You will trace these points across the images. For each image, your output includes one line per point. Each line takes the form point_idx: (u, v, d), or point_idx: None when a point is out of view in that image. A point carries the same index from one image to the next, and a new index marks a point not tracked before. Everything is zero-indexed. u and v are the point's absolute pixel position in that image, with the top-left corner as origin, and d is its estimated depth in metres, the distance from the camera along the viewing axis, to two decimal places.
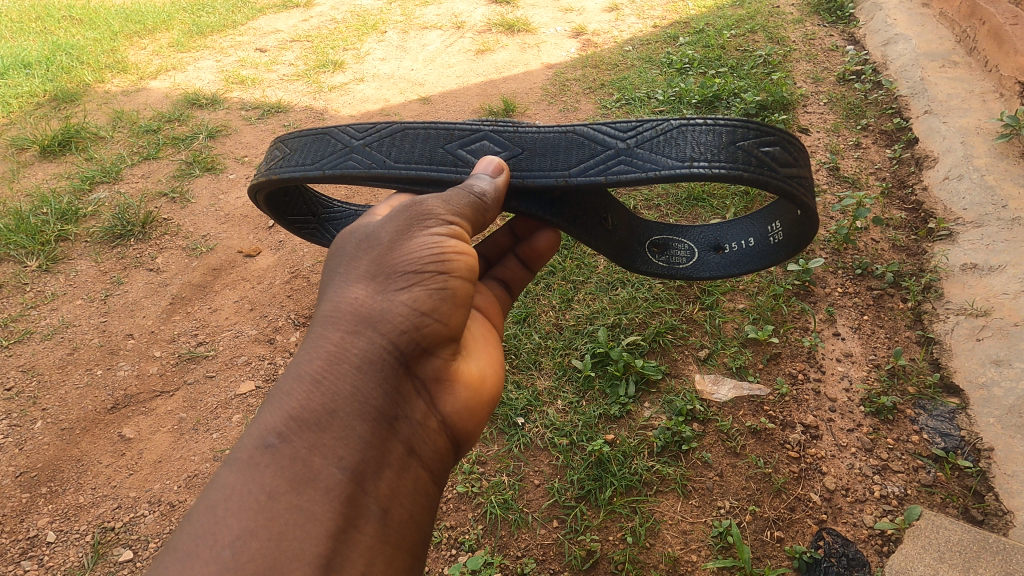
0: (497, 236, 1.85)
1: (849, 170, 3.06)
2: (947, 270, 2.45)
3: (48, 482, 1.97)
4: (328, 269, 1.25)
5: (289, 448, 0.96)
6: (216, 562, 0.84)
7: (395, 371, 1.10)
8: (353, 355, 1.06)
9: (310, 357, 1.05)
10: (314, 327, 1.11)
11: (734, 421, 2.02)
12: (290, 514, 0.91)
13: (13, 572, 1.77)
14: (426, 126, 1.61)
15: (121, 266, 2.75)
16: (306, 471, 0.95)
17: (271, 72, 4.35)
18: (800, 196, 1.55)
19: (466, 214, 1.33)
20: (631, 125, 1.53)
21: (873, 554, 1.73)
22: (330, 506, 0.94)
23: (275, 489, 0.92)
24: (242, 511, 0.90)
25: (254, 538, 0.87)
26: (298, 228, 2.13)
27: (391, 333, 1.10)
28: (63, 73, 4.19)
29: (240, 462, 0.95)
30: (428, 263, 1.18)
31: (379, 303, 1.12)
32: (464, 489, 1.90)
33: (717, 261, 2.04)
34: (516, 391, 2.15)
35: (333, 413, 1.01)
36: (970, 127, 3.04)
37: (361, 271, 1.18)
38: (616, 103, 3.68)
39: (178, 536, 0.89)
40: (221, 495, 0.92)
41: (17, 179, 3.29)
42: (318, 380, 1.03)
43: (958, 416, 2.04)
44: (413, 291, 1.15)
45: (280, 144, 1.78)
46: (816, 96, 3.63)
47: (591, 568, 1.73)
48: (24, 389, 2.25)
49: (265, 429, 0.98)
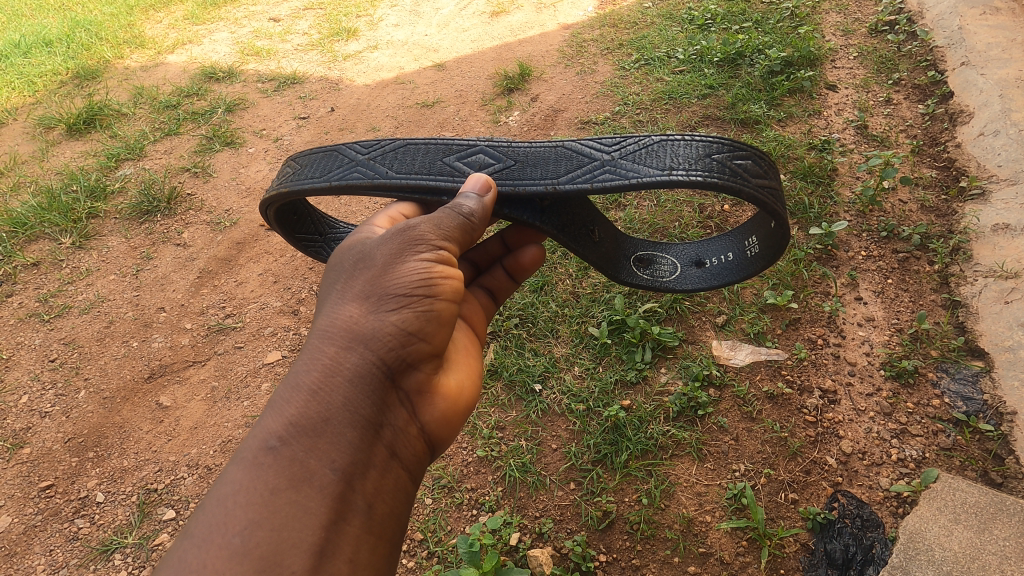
0: (490, 243, 1.84)
1: (878, 128, 2.95)
2: (977, 231, 2.38)
3: (94, 448, 2.10)
4: (325, 283, 1.28)
5: (289, 450, 1.02)
6: (228, 548, 0.92)
7: (383, 383, 1.15)
8: (347, 366, 1.11)
9: (308, 367, 1.11)
10: (310, 340, 1.16)
11: (751, 386, 2.04)
12: (289, 508, 0.97)
13: (68, 529, 1.90)
14: (426, 141, 1.63)
15: (150, 241, 2.84)
16: (303, 470, 1.01)
17: (285, 42, 4.33)
18: (771, 206, 1.56)
19: (455, 237, 1.33)
20: (615, 140, 1.55)
21: (888, 515, 1.75)
22: (324, 503, 1.00)
23: (276, 486, 0.99)
24: (248, 504, 0.96)
25: (260, 527, 0.94)
26: (305, 246, 2.15)
27: (380, 349, 1.14)
28: (84, 51, 4.24)
29: (245, 460, 1.01)
30: (416, 287, 1.19)
31: (371, 322, 1.15)
32: (484, 453, 1.97)
33: (698, 275, 2.03)
34: (533, 358, 2.19)
35: (328, 420, 1.06)
36: (1010, 78, 2.90)
37: (355, 288, 1.21)
38: (635, 63, 3.58)
39: (193, 524, 0.96)
40: (227, 490, 0.98)
41: (46, 158, 3.37)
42: (316, 390, 1.08)
43: (982, 379, 2.01)
44: (403, 312, 1.18)
45: (291, 162, 1.79)
46: (846, 49, 3.47)
47: (607, 528, 1.78)
48: (66, 360, 2.37)
49: (267, 433, 1.04)
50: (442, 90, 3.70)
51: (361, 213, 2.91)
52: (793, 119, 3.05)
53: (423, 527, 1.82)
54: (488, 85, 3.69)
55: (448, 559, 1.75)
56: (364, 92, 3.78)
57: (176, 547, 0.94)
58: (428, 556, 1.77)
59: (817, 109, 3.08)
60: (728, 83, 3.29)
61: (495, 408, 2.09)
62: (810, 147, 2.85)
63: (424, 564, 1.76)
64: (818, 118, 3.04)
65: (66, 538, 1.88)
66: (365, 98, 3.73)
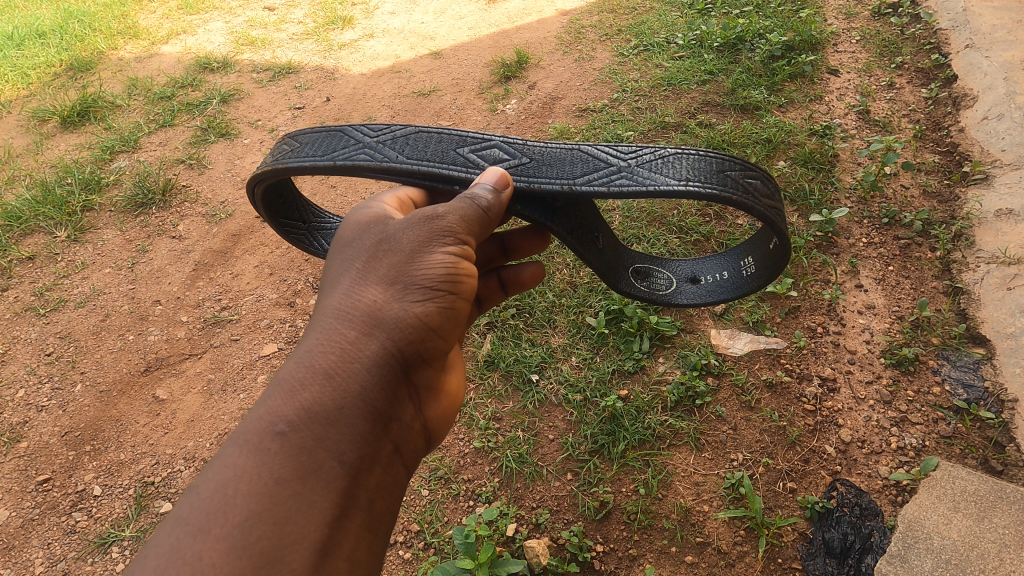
0: (487, 244, 1.78)
1: (880, 113, 2.91)
2: (980, 217, 2.35)
3: (91, 441, 2.09)
4: (342, 256, 1.24)
5: (298, 438, 1.00)
6: (227, 539, 0.90)
7: (396, 377, 1.14)
8: (364, 355, 1.09)
9: (324, 349, 1.08)
10: (326, 319, 1.13)
11: (750, 375, 2.02)
12: (294, 500, 0.96)
13: (66, 522, 1.90)
14: (439, 130, 1.61)
15: (145, 234, 2.83)
16: (311, 462, 1.00)
17: (280, 31, 4.29)
18: (778, 225, 1.53)
19: (478, 234, 1.30)
20: (631, 148, 1.51)
21: (887, 504, 1.74)
22: (329, 498, 0.99)
23: (283, 476, 0.97)
24: (250, 493, 0.95)
25: (261, 520, 0.93)
26: (287, 232, 2.12)
27: (398, 342, 1.13)
28: (78, 42, 4.19)
29: (249, 444, 0.99)
30: (440, 282, 1.18)
31: (393, 310, 1.13)
32: (481, 444, 1.96)
33: (693, 292, 1.98)
34: (531, 349, 2.18)
35: (342, 410, 1.04)
36: (1015, 61, 2.85)
37: (378, 271, 1.17)
38: (633, 50, 3.53)
39: (186, 506, 0.94)
40: (231, 474, 0.96)
41: (40, 150, 3.34)
42: (331, 375, 1.06)
43: (983, 366, 1.98)
44: (425, 305, 1.16)
45: (289, 140, 1.75)
46: (848, 33, 3.42)
47: (605, 518, 1.77)
48: (62, 354, 2.36)
49: (277, 416, 1.02)
50: (439, 79, 3.65)
51: (357, 203, 2.89)
52: (794, 105, 3.01)
53: (421, 518, 1.81)
54: (485, 72, 3.64)
55: (445, 550, 1.75)
56: (359, 81, 3.74)
57: (167, 530, 0.92)
58: (425, 547, 1.76)
59: (818, 94, 3.04)
60: (729, 68, 3.24)
61: (492, 399, 2.08)
62: (811, 133, 2.81)
63: (421, 556, 1.75)
64: (819, 103, 3.00)
65: (65, 531, 1.88)
66: (361, 87, 3.69)
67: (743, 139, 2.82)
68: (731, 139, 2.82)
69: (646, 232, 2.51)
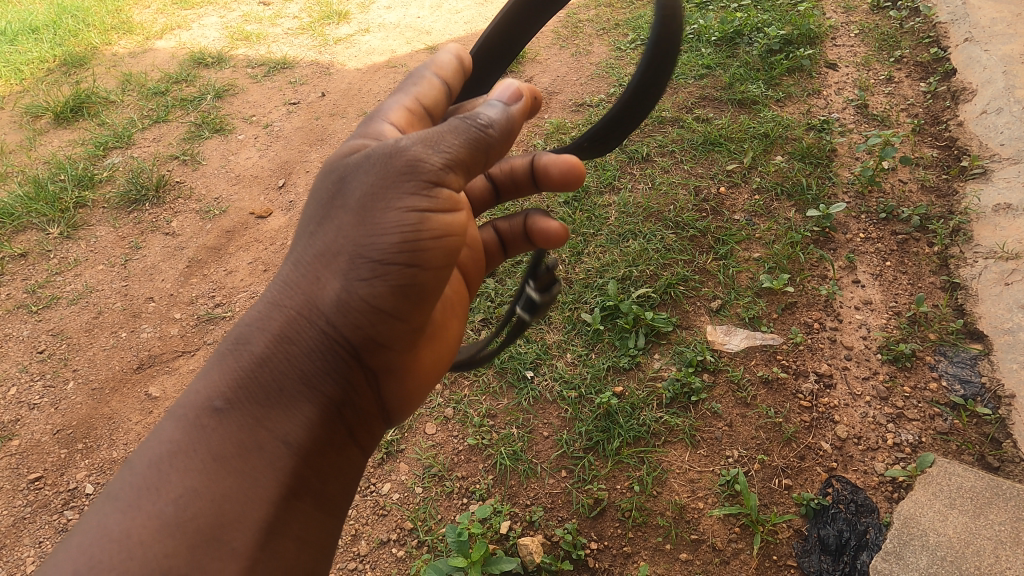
0: (474, 187, 1.64)
1: (878, 107, 2.89)
2: (978, 211, 2.33)
3: (83, 439, 2.08)
4: (306, 212, 1.20)
5: (236, 415, 1.05)
6: (160, 516, 0.95)
7: (348, 358, 1.13)
8: (307, 338, 1.10)
9: (270, 328, 1.11)
10: (277, 292, 1.14)
11: (746, 371, 2.01)
12: (232, 479, 1.01)
13: (59, 521, 1.89)
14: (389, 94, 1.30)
15: (139, 230, 2.81)
16: (253, 442, 1.04)
17: (275, 26, 4.26)
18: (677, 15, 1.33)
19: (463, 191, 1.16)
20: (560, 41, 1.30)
21: (883, 500, 1.73)
22: (271, 477, 1.03)
23: (222, 454, 1.02)
24: (186, 470, 1.00)
25: (196, 498, 0.98)
26: None
27: (346, 322, 1.11)
28: (71, 37, 4.16)
29: (189, 421, 1.05)
30: (399, 252, 1.07)
31: (342, 286, 1.10)
32: (475, 441, 1.95)
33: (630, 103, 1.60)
34: (526, 345, 2.16)
35: (283, 389, 1.08)
36: (1015, 54, 2.82)
37: (330, 235, 1.12)
38: (631, 44, 3.50)
39: (123, 481, 1.00)
40: (165, 450, 1.01)
41: (33, 146, 3.32)
42: (275, 356, 1.09)
43: (980, 362, 1.97)
44: (376, 283, 1.08)
45: None
46: (847, 26, 3.40)
47: (599, 516, 1.76)
48: (55, 351, 2.35)
49: (217, 393, 1.07)
50: None
51: None
52: (792, 99, 2.99)
53: (414, 516, 1.80)
54: None
55: (437, 548, 1.73)
56: (355, 77, 3.71)
57: (103, 503, 0.98)
58: (418, 545, 1.75)
59: (816, 88, 3.02)
60: (726, 62, 3.22)
61: (487, 396, 2.07)
62: (808, 127, 2.79)
63: (415, 553, 1.74)
64: (817, 98, 2.98)
65: (57, 530, 1.87)
66: (356, 82, 3.66)
67: (741, 134, 2.80)
68: (728, 134, 2.80)
69: (642, 227, 2.49)
